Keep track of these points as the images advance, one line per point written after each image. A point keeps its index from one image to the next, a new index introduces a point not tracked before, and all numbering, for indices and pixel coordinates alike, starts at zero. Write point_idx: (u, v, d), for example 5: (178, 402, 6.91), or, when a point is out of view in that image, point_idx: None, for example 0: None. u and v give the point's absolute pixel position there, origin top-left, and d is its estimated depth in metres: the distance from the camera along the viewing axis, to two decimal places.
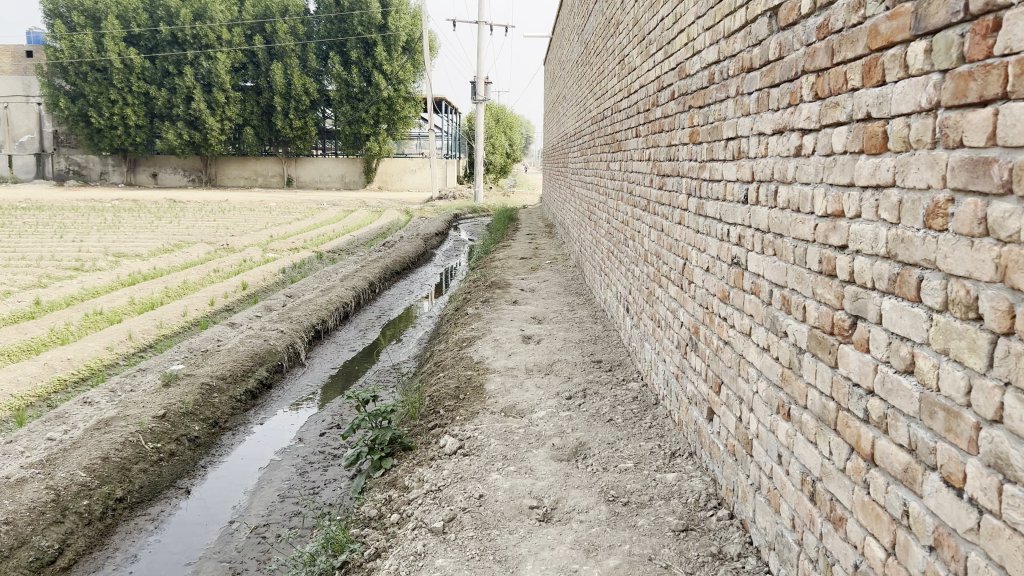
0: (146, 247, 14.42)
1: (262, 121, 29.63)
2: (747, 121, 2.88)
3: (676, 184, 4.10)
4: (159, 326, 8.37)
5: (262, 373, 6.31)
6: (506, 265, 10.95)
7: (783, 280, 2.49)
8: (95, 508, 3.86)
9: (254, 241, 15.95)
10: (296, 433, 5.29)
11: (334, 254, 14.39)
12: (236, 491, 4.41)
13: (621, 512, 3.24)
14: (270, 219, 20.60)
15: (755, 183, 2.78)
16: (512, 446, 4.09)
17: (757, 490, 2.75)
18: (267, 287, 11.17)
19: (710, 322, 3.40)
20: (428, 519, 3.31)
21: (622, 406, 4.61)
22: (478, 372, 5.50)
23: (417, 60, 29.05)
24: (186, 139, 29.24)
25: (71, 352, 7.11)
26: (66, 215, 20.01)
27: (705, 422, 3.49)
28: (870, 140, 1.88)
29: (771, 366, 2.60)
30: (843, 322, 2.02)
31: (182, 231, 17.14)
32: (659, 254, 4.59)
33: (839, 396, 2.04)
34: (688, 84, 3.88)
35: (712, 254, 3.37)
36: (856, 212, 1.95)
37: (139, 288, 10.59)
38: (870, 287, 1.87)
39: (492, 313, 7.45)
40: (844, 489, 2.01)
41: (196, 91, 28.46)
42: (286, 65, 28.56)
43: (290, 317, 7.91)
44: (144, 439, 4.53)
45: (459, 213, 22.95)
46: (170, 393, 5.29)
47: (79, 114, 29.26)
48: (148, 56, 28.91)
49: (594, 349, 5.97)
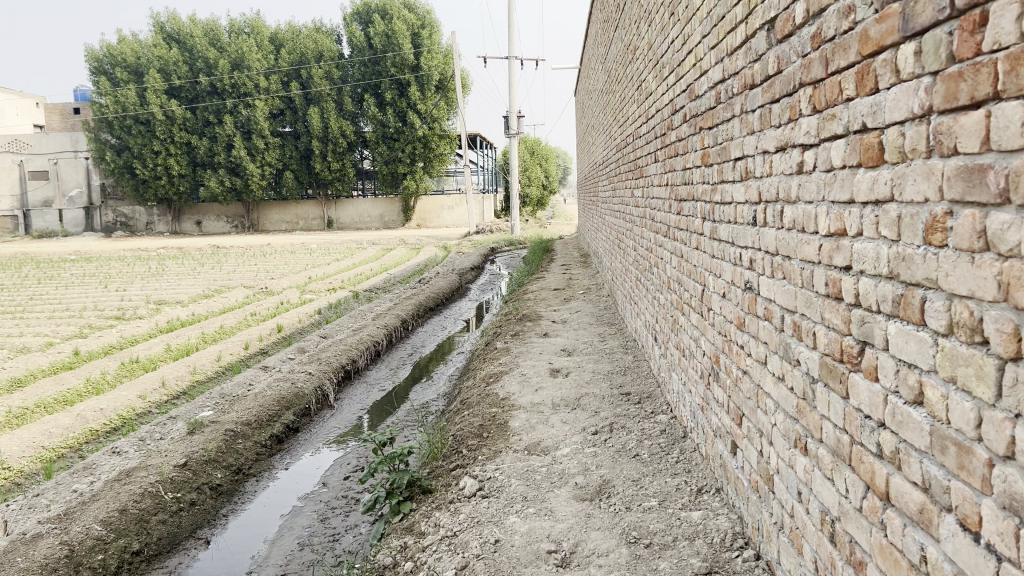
0: (187, 294, 14.59)
1: (301, 165, 30.08)
2: (752, 139, 2.76)
3: (691, 209, 3.97)
4: (192, 372, 8.39)
5: (289, 417, 6.26)
6: (539, 297, 10.84)
7: (793, 305, 2.34)
8: (110, 562, 3.79)
9: (292, 283, 16.07)
10: (321, 477, 5.21)
11: (370, 294, 14.42)
12: (256, 540, 4.31)
13: (642, 554, 3.08)
14: (309, 261, 20.79)
15: (762, 204, 2.65)
16: (533, 485, 3.95)
17: (780, 530, 2.58)
18: (301, 329, 11.19)
19: (729, 350, 3.24)
20: (441, 568, 3.18)
21: (649, 441, 4.44)
22: (503, 409, 5.37)
23: (450, 98, 29.30)
24: (228, 186, 29.94)
25: (105, 402, 7.15)
26: (113, 265, 20.41)
27: (729, 456, 3.33)
28: (867, 153, 1.74)
29: (786, 396, 2.44)
30: (851, 349, 1.87)
31: (222, 276, 17.34)
32: (680, 281, 4.45)
33: (852, 429, 1.89)
34: (698, 106, 3.76)
35: (727, 280, 3.23)
36: (858, 230, 1.81)
37: (176, 334, 10.67)
38: (876, 310, 1.72)
39: (521, 347, 7.33)
40: (862, 532, 1.85)
41: (236, 138, 29.10)
42: (321, 109, 29.00)
43: (320, 359, 7.89)
44: (164, 489, 4.48)
45: (496, 247, 22.95)
46: (194, 440, 5.25)
47: (124, 166, 29.97)
48: (189, 107, 29.62)
49: (623, 381, 5.81)
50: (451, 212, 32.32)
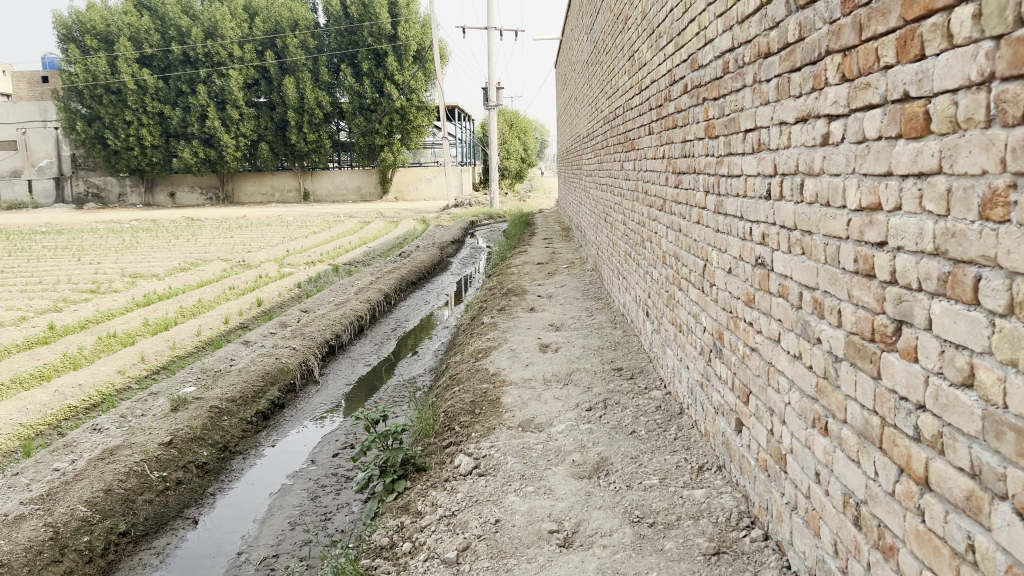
0: (163, 267, 14.31)
1: (276, 136, 29.60)
2: (766, 110, 2.67)
3: (693, 181, 3.89)
4: (172, 347, 8.23)
5: (274, 393, 6.15)
6: (523, 271, 10.76)
7: (814, 282, 2.27)
8: (96, 544, 3.68)
9: (271, 256, 15.85)
10: (309, 454, 5.12)
11: (350, 267, 14.25)
12: (245, 520, 4.22)
13: (647, 534, 3.02)
14: (287, 234, 20.55)
15: (778, 177, 2.57)
16: (530, 463, 3.89)
17: (793, 510, 2.52)
18: (281, 303, 11.02)
19: (734, 327, 3.18)
20: (441, 550, 3.10)
21: (645, 417, 4.39)
22: (494, 385, 5.31)
23: (429, 69, 28.94)
24: (202, 157, 29.46)
25: (83, 377, 6.98)
26: (85, 238, 19.98)
27: (734, 434, 3.27)
28: (909, 123, 1.67)
29: (803, 375, 2.38)
30: (885, 328, 1.80)
31: (198, 249, 17.04)
32: (677, 256, 4.38)
33: (884, 411, 1.82)
34: (701, 75, 3.67)
35: (733, 255, 3.16)
36: (896, 204, 1.74)
37: (153, 308, 10.47)
38: (916, 288, 1.65)
39: (508, 322, 7.26)
40: (894, 516, 1.79)
41: (210, 109, 28.56)
42: (297, 79, 28.54)
43: (303, 333, 7.76)
44: (150, 468, 4.37)
45: (476, 221, 22.81)
46: (178, 417, 5.13)
47: (95, 136, 29.35)
48: (162, 76, 29.00)
49: (614, 356, 5.75)
50: (429, 185, 32.05)
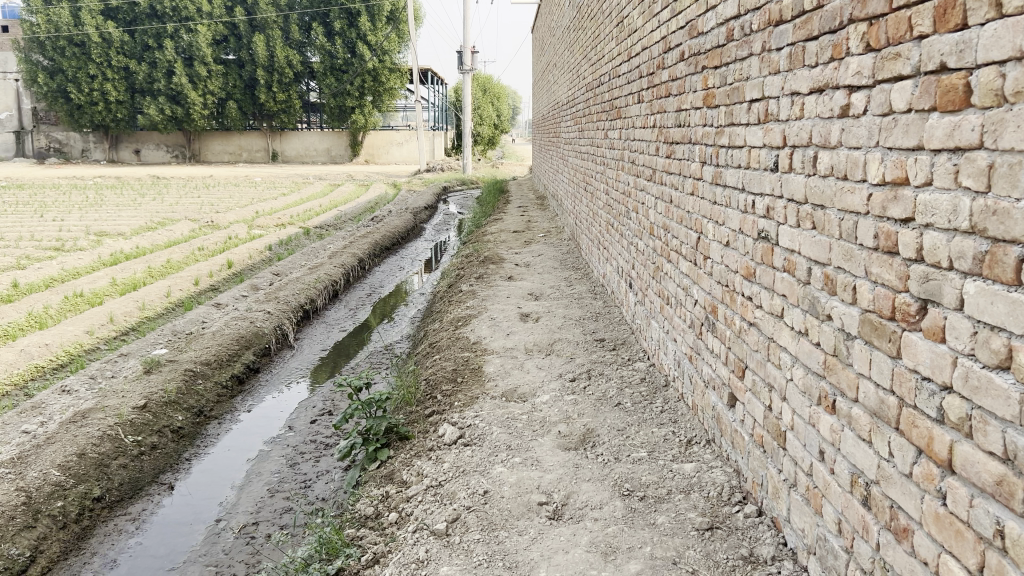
0: (129, 226, 14.00)
1: (245, 95, 29.00)
2: (775, 80, 2.61)
3: (687, 152, 3.83)
4: (141, 308, 8.05)
5: (248, 357, 6.03)
6: (499, 238, 10.67)
7: (825, 257, 2.22)
8: (70, 509, 3.58)
9: (240, 218, 15.59)
10: (286, 420, 5.03)
11: (321, 230, 14.05)
12: (223, 486, 4.14)
13: (638, 508, 2.99)
14: (256, 195, 20.21)
15: (787, 149, 2.51)
16: (516, 434, 3.84)
17: (792, 487, 2.51)
18: (252, 265, 10.84)
19: (731, 301, 3.14)
20: (430, 521, 3.05)
21: (630, 389, 4.35)
22: (476, 354, 5.24)
23: (402, 30, 28.43)
24: (168, 115, 28.81)
25: (50, 337, 6.80)
26: (48, 194, 19.51)
27: (726, 408, 3.25)
28: (945, 97, 1.61)
29: (810, 351, 2.34)
30: (907, 307, 1.76)
31: (165, 209, 16.71)
32: (667, 228, 4.33)
33: (902, 390, 1.79)
34: (700, 43, 3.59)
35: (732, 228, 3.11)
36: (925, 179, 1.69)
37: (121, 268, 10.24)
38: (946, 267, 1.61)
39: (487, 290, 7.18)
40: (910, 498, 1.77)
41: (177, 65, 27.86)
42: (267, 37, 27.90)
43: (277, 297, 7.62)
44: (124, 432, 4.25)
45: (448, 187, 22.60)
46: (152, 380, 5.01)
47: (58, 90, 28.57)
48: (127, 30, 28.19)
49: (596, 327, 5.71)
50: (400, 148, 31.71)
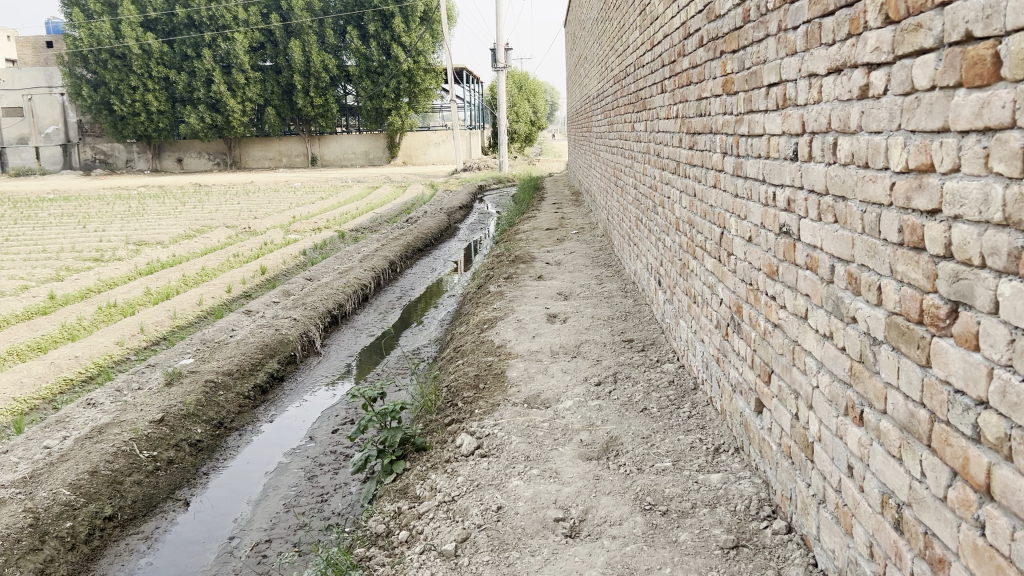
0: (168, 234, 14.09)
1: (283, 100, 29.15)
2: (792, 61, 2.41)
3: (709, 142, 3.63)
4: (173, 317, 8.04)
5: (273, 365, 5.95)
6: (531, 237, 10.49)
7: (848, 254, 2.02)
8: (80, 530, 3.51)
9: (277, 223, 15.62)
10: (308, 431, 4.92)
11: (356, 233, 14.00)
12: (239, 501, 4.04)
13: (660, 524, 2.81)
14: (293, 199, 20.30)
15: (806, 136, 2.31)
16: (536, 443, 3.67)
17: (821, 504, 2.31)
18: (286, 271, 10.81)
19: (755, 301, 2.93)
20: (439, 541, 2.90)
21: (658, 393, 4.16)
22: (499, 358, 5.09)
23: (436, 30, 28.34)
24: (209, 123, 29.11)
25: (80, 349, 6.80)
26: (92, 205, 19.79)
27: (753, 415, 3.04)
28: (972, 70, 1.41)
29: (835, 356, 2.14)
30: (936, 310, 1.56)
31: (205, 216, 16.81)
32: (691, 222, 4.13)
33: (933, 404, 1.59)
34: (719, 26, 3.37)
35: (754, 222, 2.91)
36: (951, 165, 1.49)
37: (156, 277, 10.27)
38: (978, 264, 1.41)
39: (516, 291, 7.01)
40: (944, 525, 1.57)
41: (216, 73, 28.11)
42: (303, 42, 28.00)
43: (304, 303, 7.55)
44: (139, 448, 4.19)
45: (484, 186, 22.44)
46: (172, 393, 4.95)
47: (102, 102, 29.04)
48: (166, 40, 28.53)
49: (625, 327, 5.50)
50: (437, 149, 31.67)
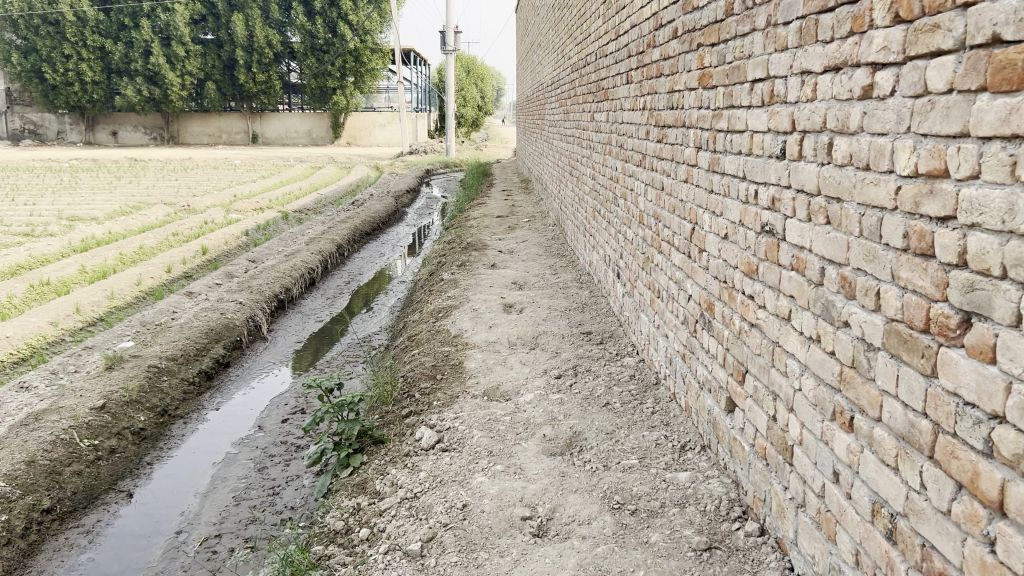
0: (103, 210, 13.57)
1: (224, 75, 28.38)
2: (782, 57, 2.36)
3: (681, 136, 3.59)
4: (109, 297, 7.72)
5: (218, 350, 5.75)
6: (481, 223, 10.38)
7: (842, 256, 1.98)
8: (16, 523, 3.32)
9: (217, 201, 15.18)
10: (256, 420, 4.76)
11: (300, 215, 13.69)
12: (185, 494, 3.87)
13: (630, 524, 2.76)
14: (234, 177, 19.77)
15: (796, 135, 2.26)
16: (498, 438, 3.59)
17: (800, 508, 2.28)
18: (228, 252, 10.50)
19: (729, 299, 2.89)
20: (404, 541, 2.81)
21: (619, 387, 4.11)
22: (456, 348, 4.99)
23: (384, 10, 27.87)
24: (146, 96, 28.12)
25: (11, 329, 6.47)
26: (21, 177, 18.96)
27: (723, 414, 3.01)
28: (999, 74, 1.37)
29: (822, 360, 2.10)
30: (946, 319, 1.52)
31: (141, 192, 16.24)
32: (658, 216, 4.09)
33: (938, 414, 1.56)
34: (696, 19, 3.32)
35: (731, 219, 2.87)
36: (969, 171, 1.46)
37: (92, 254, 9.87)
38: (998, 275, 1.38)
39: (470, 279, 6.90)
40: (947, 539, 1.54)
41: (154, 44, 27.15)
42: (246, 16, 27.25)
43: (250, 286, 7.33)
44: (79, 436, 3.99)
45: (431, 169, 22.16)
46: (112, 378, 4.73)
47: (32, 70, 27.86)
48: (102, 8, 27.47)
49: (582, 319, 5.45)
50: (382, 130, 31.26)
